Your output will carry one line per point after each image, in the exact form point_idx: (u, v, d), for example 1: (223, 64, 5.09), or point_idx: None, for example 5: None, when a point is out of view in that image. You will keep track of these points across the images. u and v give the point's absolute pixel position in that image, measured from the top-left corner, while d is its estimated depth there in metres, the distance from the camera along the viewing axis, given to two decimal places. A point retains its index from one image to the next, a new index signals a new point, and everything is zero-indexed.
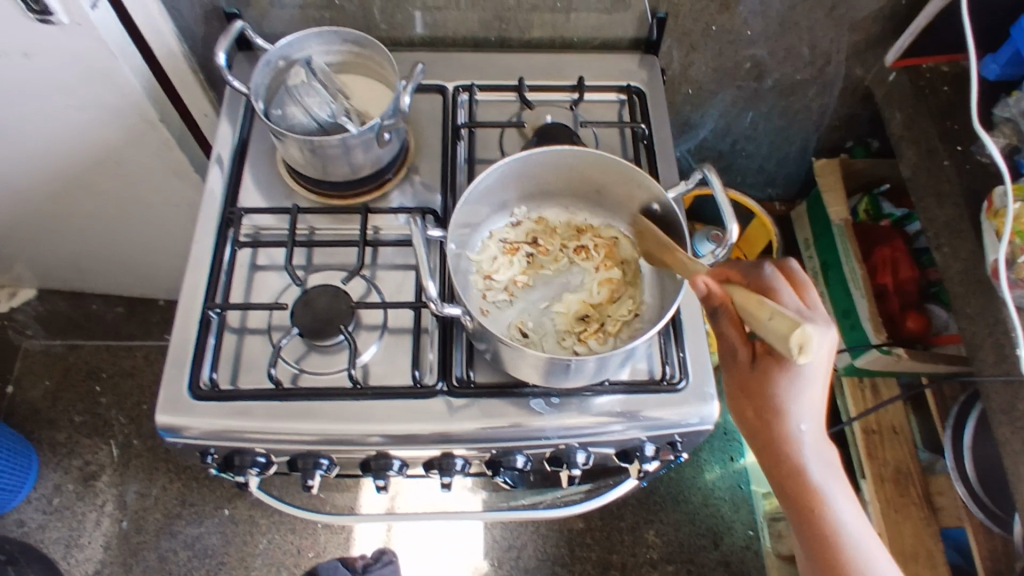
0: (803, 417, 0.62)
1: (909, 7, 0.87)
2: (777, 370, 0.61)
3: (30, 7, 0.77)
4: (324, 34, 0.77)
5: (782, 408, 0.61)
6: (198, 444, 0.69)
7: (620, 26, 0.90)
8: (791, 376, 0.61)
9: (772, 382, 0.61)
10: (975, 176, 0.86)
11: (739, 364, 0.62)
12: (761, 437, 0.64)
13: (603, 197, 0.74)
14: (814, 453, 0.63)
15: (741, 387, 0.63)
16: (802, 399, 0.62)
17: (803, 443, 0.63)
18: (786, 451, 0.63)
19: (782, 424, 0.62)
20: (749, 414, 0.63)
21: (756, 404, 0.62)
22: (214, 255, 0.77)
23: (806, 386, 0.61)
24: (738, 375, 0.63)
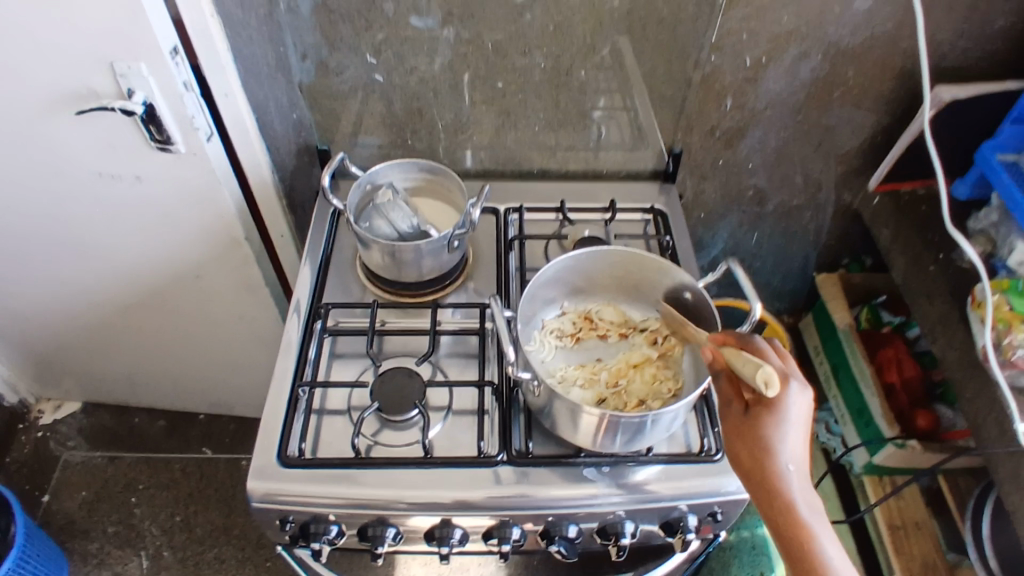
0: (792, 458, 0.65)
1: (884, 143, 1.06)
2: (767, 416, 0.65)
3: (155, 137, 0.92)
4: (405, 165, 0.96)
5: (772, 448, 0.65)
6: (280, 511, 0.76)
7: (641, 161, 1.09)
8: (781, 419, 0.65)
9: (762, 424, 0.65)
10: (960, 278, 1.02)
11: (733, 416, 0.67)
12: (757, 480, 0.65)
13: (640, 293, 0.87)
14: (803, 496, 0.64)
15: (736, 431, 0.67)
16: (789, 440, 0.65)
17: (793, 485, 0.64)
18: (775, 491, 0.64)
19: (772, 462, 0.64)
20: (744, 458, 0.66)
21: (750, 443, 0.65)
22: (301, 347, 0.88)
23: (792, 426, 0.65)
24: (733, 423, 0.67)
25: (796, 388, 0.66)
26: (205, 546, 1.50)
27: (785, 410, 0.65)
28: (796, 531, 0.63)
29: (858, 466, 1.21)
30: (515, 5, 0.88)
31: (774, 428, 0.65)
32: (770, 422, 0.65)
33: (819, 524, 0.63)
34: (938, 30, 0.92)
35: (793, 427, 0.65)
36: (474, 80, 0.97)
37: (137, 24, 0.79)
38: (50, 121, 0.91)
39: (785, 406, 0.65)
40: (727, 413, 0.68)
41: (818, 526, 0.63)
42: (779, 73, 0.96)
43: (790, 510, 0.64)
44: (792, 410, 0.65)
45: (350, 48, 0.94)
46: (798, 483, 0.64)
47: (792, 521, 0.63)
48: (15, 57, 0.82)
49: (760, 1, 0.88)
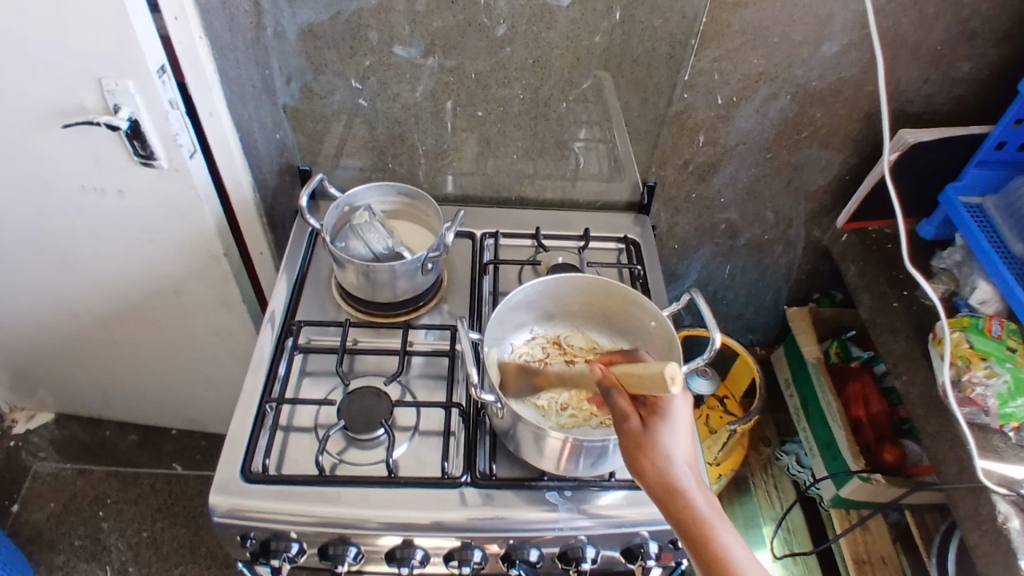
0: (686, 462, 0.63)
1: (852, 182, 1.10)
2: (658, 423, 0.64)
3: (138, 152, 0.93)
4: (383, 188, 0.98)
5: (667, 454, 0.63)
6: (241, 526, 0.75)
7: (617, 191, 1.12)
8: (671, 424, 0.64)
9: (655, 432, 0.64)
10: (922, 314, 1.04)
11: (631, 430, 0.64)
12: (660, 492, 0.62)
13: (609, 320, 0.88)
14: (702, 496, 0.62)
15: (635, 444, 0.63)
16: (680, 443, 0.64)
17: (690, 488, 0.62)
18: (677, 500, 0.61)
19: (670, 467, 0.62)
20: (645, 468, 0.63)
21: (650, 453, 0.63)
22: (272, 364, 0.88)
23: (679, 430, 0.64)
24: (631, 438, 0.63)
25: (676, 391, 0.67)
26: (170, 564, 1.47)
27: (671, 413, 0.65)
28: (703, 536, 0.59)
29: (826, 499, 1.22)
30: (497, 38, 0.92)
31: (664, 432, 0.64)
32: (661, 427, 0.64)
33: (724, 524, 0.60)
34: (901, 77, 0.96)
35: (679, 430, 0.64)
36: (456, 109, 1.00)
37: (126, 42, 0.81)
38: (36, 135, 0.92)
39: (671, 409, 0.65)
40: (623, 430, 0.64)
41: (723, 525, 0.60)
42: (749, 112, 1.00)
43: (693, 515, 0.60)
44: (677, 412, 0.65)
45: (335, 73, 0.96)
46: (694, 487, 0.62)
47: (697, 527, 0.59)
48: (5, 70, 0.84)
49: (732, 43, 0.92)
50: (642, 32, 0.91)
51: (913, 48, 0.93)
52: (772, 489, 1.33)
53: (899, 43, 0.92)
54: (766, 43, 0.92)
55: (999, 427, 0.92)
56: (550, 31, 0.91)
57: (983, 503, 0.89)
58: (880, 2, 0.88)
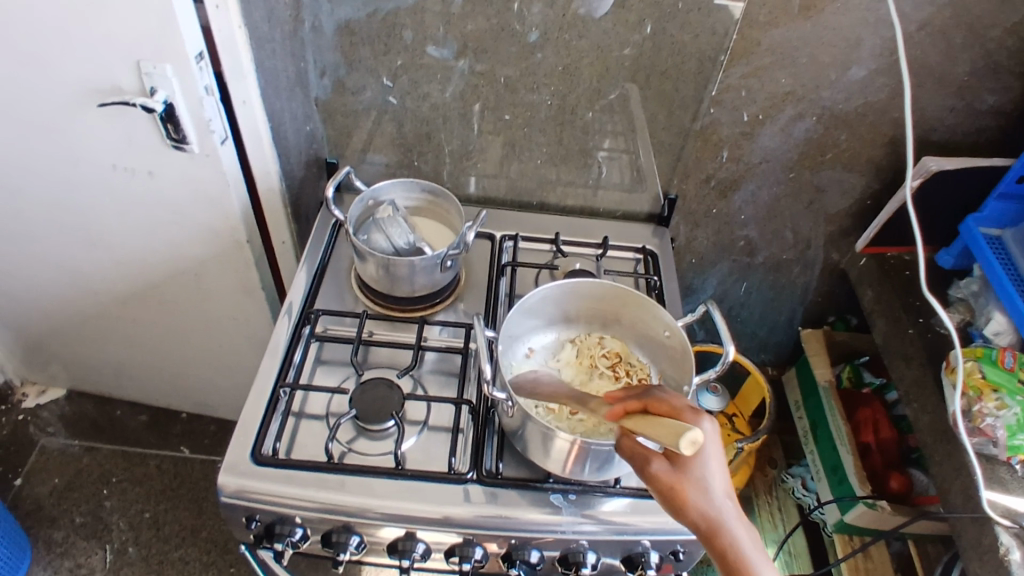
0: (726, 499, 0.60)
1: (873, 207, 1.10)
2: (690, 461, 0.61)
3: (171, 136, 0.95)
4: (408, 184, 0.99)
5: (703, 494, 0.60)
6: (246, 507, 0.76)
7: (637, 203, 1.12)
8: (707, 460, 0.61)
9: (688, 473, 0.61)
10: (935, 343, 1.04)
11: (660, 473, 0.62)
12: (705, 534, 0.59)
13: (624, 327, 0.89)
14: (749, 538, 0.58)
15: (669, 486, 0.61)
16: (716, 480, 0.60)
17: (732, 528, 0.58)
18: (720, 542, 0.58)
19: (708, 508, 0.59)
20: (683, 512, 0.60)
21: (682, 495, 0.60)
22: (287, 350, 0.90)
23: (715, 465, 0.61)
24: (662, 481, 0.61)
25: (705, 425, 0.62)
26: (171, 546, 1.48)
27: (703, 449, 0.61)
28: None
29: (830, 524, 1.21)
30: (528, 44, 0.93)
31: (696, 472, 0.61)
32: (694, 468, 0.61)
33: (775, 569, 0.56)
34: (928, 104, 0.96)
35: (713, 467, 0.61)
36: (484, 111, 1.01)
37: (167, 28, 0.83)
38: (74, 114, 0.95)
39: (702, 445, 0.61)
40: (651, 476, 0.62)
41: (773, 570, 0.56)
42: (774, 131, 1.00)
43: (740, 563, 0.57)
44: (712, 447, 0.61)
45: (367, 69, 0.98)
46: (736, 526, 0.59)
47: (747, 572, 0.56)
48: (48, 49, 0.87)
49: (760, 61, 0.93)
50: (671, 46, 0.92)
51: (940, 76, 0.93)
52: (775, 510, 1.32)
53: (927, 71, 0.92)
54: (794, 64, 0.93)
55: (1007, 459, 0.91)
56: (580, 40, 0.92)
57: (986, 535, 0.89)
58: (910, 29, 0.88)
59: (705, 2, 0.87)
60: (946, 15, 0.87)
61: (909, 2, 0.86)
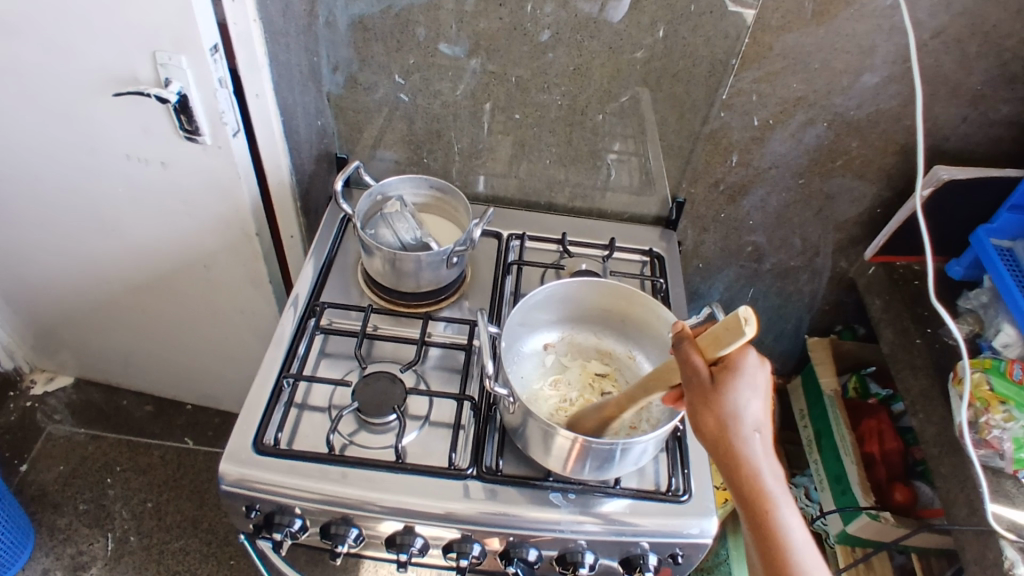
0: (754, 423, 0.64)
1: (883, 215, 1.10)
2: (730, 380, 0.64)
3: (184, 127, 0.96)
4: (416, 180, 1.00)
5: (735, 414, 0.63)
6: (247, 496, 0.77)
7: (645, 206, 1.12)
8: (748, 385, 0.64)
9: (727, 390, 0.63)
10: (942, 353, 1.03)
11: (700, 384, 0.63)
12: (722, 447, 0.64)
13: (627, 328, 0.89)
14: (765, 465, 0.63)
15: (704, 399, 0.63)
16: (751, 407, 0.64)
17: (754, 451, 0.63)
18: (739, 459, 0.63)
19: (737, 428, 0.63)
20: (710, 424, 0.64)
21: (717, 410, 0.63)
22: (292, 342, 0.90)
23: (755, 391, 0.64)
24: (699, 391, 0.64)
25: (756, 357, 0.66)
26: (172, 536, 1.49)
27: (749, 373, 0.64)
28: (762, 501, 0.62)
29: (832, 534, 1.21)
30: (541, 43, 0.93)
31: (737, 395, 0.63)
32: (735, 391, 0.63)
33: (783, 496, 0.62)
34: (940, 114, 0.96)
35: (754, 396, 0.64)
36: (494, 110, 1.02)
37: (183, 20, 0.84)
38: (89, 100, 0.96)
39: (748, 369, 0.64)
40: (690, 384, 0.64)
41: (783, 498, 0.62)
42: (785, 136, 1.00)
43: (753, 480, 0.62)
44: (757, 373, 0.65)
45: (381, 66, 0.99)
46: (759, 452, 0.64)
47: (758, 490, 0.62)
48: (67, 36, 0.88)
49: (773, 66, 0.93)
50: (684, 48, 0.92)
51: (954, 86, 0.92)
52: None
53: (939, 80, 0.92)
54: (807, 69, 0.92)
55: (1014, 473, 0.90)
56: (593, 41, 0.92)
57: (989, 548, 0.88)
58: (924, 37, 0.88)
59: (719, 5, 0.87)
60: (960, 23, 0.86)
61: (924, 9, 0.86)
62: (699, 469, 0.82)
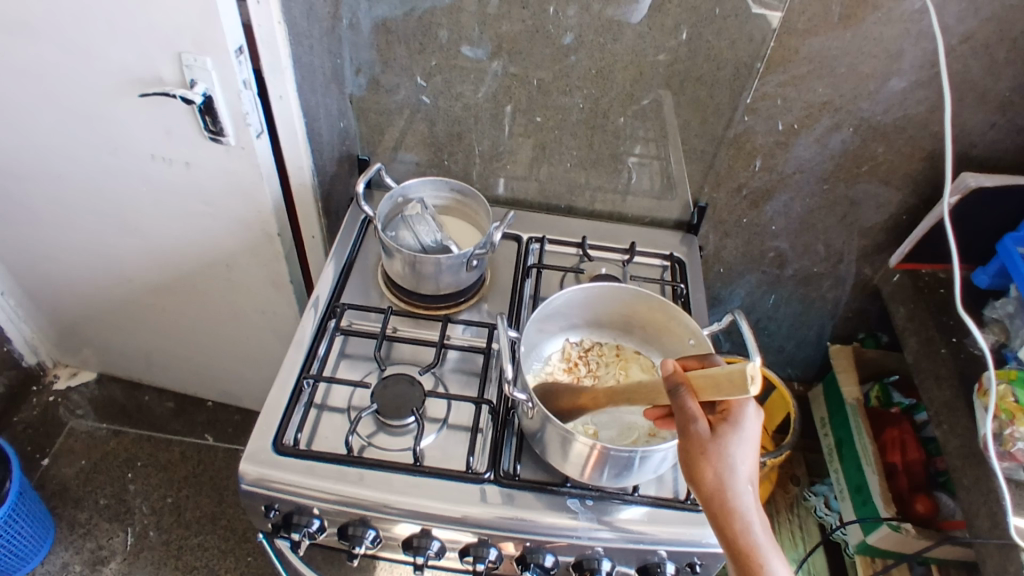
0: (747, 478, 0.64)
1: (908, 222, 1.08)
2: (728, 434, 0.64)
3: (209, 128, 0.97)
4: (437, 183, 1.00)
5: (731, 465, 0.63)
6: (266, 496, 0.77)
7: (666, 210, 1.12)
8: (744, 441, 0.64)
9: (722, 439, 0.63)
10: (968, 364, 1.01)
11: (698, 435, 0.63)
12: (716, 501, 0.63)
13: (647, 332, 0.89)
14: (758, 520, 0.63)
15: (700, 449, 0.63)
16: (745, 460, 0.64)
17: (747, 505, 0.63)
18: (733, 514, 0.63)
19: (732, 481, 0.63)
20: (706, 476, 0.63)
21: (712, 459, 0.63)
22: (312, 343, 0.91)
23: (747, 443, 0.64)
24: (696, 441, 0.63)
25: (752, 410, 0.66)
26: (191, 531, 1.51)
27: (744, 427, 0.65)
28: (755, 557, 0.61)
29: (853, 544, 1.19)
30: (563, 46, 0.93)
31: (732, 446, 0.64)
32: (730, 440, 0.63)
33: (775, 551, 0.62)
34: (968, 120, 0.94)
35: (747, 448, 0.64)
36: (516, 113, 1.01)
37: (208, 21, 0.85)
38: (114, 102, 0.97)
39: (744, 424, 0.65)
40: (687, 431, 0.64)
41: (775, 556, 0.61)
42: (809, 141, 0.99)
43: (746, 534, 0.62)
44: (751, 428, 0.65)
45: (403, 68, 0.99)
46: (752, 506, 0.63)
47: (750, 546, 0.61)
48: (91, 37, 0.89)
49: (797, 70, 0.91)
50: (707, 52, 0.91)
51: (982, 92, 0.90)
52: (796, 529, 1.29)
53: (968, 86, 0.90)
54: (832, 74, 0.91)
55: None
56: (616, 44, 0.92)
57: (1013, 563, 0.86)
58: (952, 42, 0.86)
59: (743, 9, 0.86)
60: (990, 29, 0.84)
61: (952, 14, 0.84)
62: None
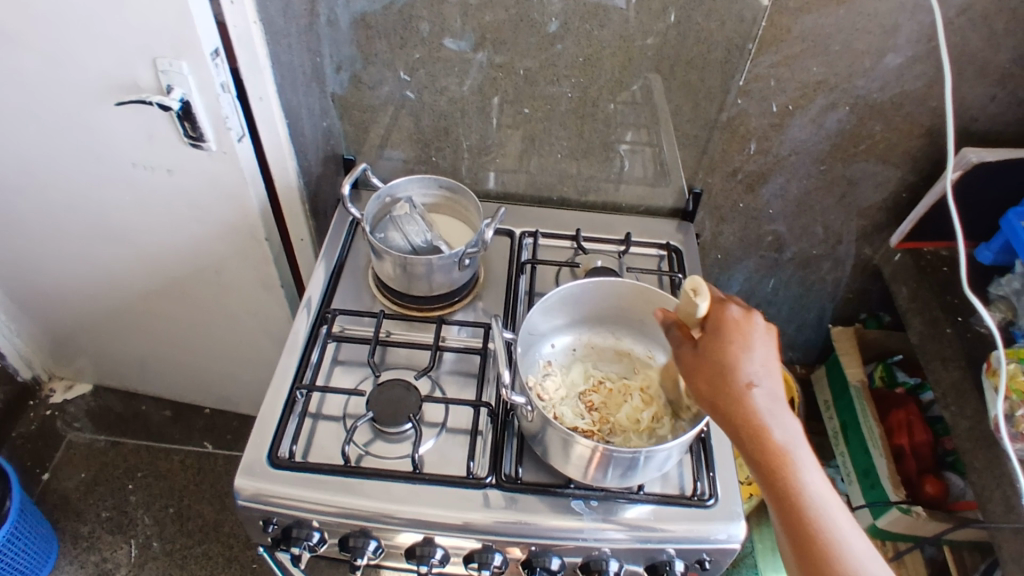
0: (757, 386, 0.62)
1: (908, 201, 1.06)
2: (717, 344, 0.64)
3: (189, 133, 0.95)
4: (425, 181, 0.98)
5: (732, 377, 0.62)
6: (264, 510, 0.76)
7: (661, 197, 1.09)
8: (738, 343, 0.64)
9: (715, 355, 0.63)
10: (974, 343, 1.00)
11: (688, 355, 0.65)
12: (729, 416, 0.62)
13: (645, 327, 0.87)
14: (780, 424, 0.61)
15: (695, 366, 0.64)
16: (747, 367, 0.62)
17: (764, 414, 0.61)
18: (748, 424, 0.61)
19: (738, 392, 0.62)
20: (707, 391, 0.63)
21: (709, 376, 0.63)
22: (305, 350, 0.89)
23: (748, 351, 0.63)
24: (690, 362, 0.65)
25: (744, 318, 0.65)
26: (194, 541, 1.50)
27: (735, 331, 0.64)
28: (778, 465, 0.60)
29: (861, 528, 1.19)
30: (548, 34, 0.90)
31: (730, 358, 0.63)
32: (725, 354, 0.63)
33: (801, 454, 0.60)
34: (968, 94, 0.92)
35: (748, 356, 0.63)
36: (503, 104, 0.99)
37: (180, 23, 0.82)
38: (92, 109, 0.94)
39: (733, 328, 0.64)
40: (683, 358, 0.65)
41: (799, 457, 0.60)
42: (805, 121, 0.96)
43: (767, 443, 0.60)
44: (745, 329, 0.65)
45: (384, 63, 0.96)
46: (771, 414, 0.61)
47: (771, 452, 0.60)
48: (64, 44, 0.86)
49: (791, 50, 0.89)
50: (697, 34, 0.88)
51: (981, 66, 0.88)
52: None
53: (967, 59, 0.88)
54: (827, 51, 0.89)
55: None
56: (602, 30, 0.89)
57: None
58: (950, 14, 0.84)
59: None
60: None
61: None
62: (725, 471, 0.80)
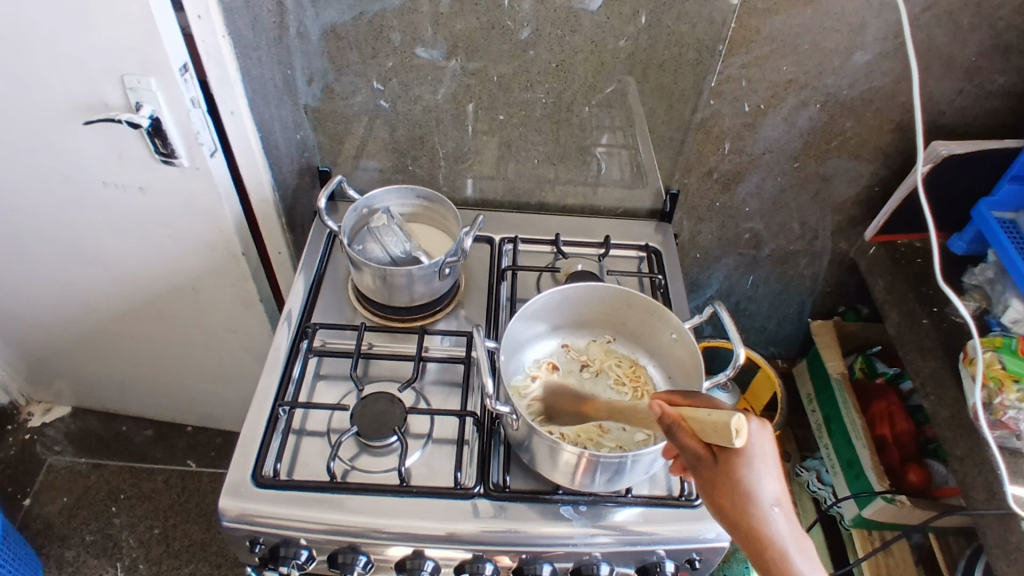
0: (774, 501, 0.59)
1: (881, 194, 1.07)
2: (735, 459, 0.60)
3: (160, 150, 0.93)
4: (402, 191, 0.98)
5: (749, 494, 0.59)
6: (250, 531, 0.75)
7: (639, 199, 1.10)
8: (755, 462, 0.59)
9: (732, 472, 0.59)
10: (951, 333, 1.02)
11: (705, 470, 0.60)
12: (745, 531, 0.58)
13: (626, 329, 0.88)
14: (798, 547, 0.57)
15: (714, 484, 0.60)
16: (765, 482, 0.59)
17: (784, 534, 0.57)
18: (767, 544, 0.57)
19: (753, 509, 0.58)
20: (727, 513, 0.59)
21: (728, 492, 0.59)
22: (286, 366, 0.88)
23: (766, 466, 0.60)
24: (706, 477, 0.60)
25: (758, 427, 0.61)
26: (181, 561, 1.47)
27: (752, 449, 0.60)
28: None
29: (847, 519, 1.20)
30: (520, 41, 0.90)
31: (747, 474, 0.59)
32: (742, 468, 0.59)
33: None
34: (936, 88, 0.93)
35: (766, 470, 0.60)
36: (478, 112, 0.99)
37: (147, 40, 0.81)
38: (60, 129, 0.93)
39: (750, 445, 0.60)
40: (698, 471, 0.61)
41: None
42: (777, 120, 0.97)
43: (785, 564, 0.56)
44: (763, 445, 0.60)
45: (357, 73, 0.95)
46: (789, 534, 0.57)
47: None
48: (29, 65, 0.85)
49: (761, 50, 0.90)
50: (669, 37, 0.89)
51: (948, 59, 0.90)
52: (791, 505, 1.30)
53: (933, 54, 0.89)
54: (796, 51, 0.90)
55: None
56: (574, 35, 0.89)
57: (1011, 532, 0.87)
58: (915, 11, 0.85)
59: None
60: None
61: None
62: None
